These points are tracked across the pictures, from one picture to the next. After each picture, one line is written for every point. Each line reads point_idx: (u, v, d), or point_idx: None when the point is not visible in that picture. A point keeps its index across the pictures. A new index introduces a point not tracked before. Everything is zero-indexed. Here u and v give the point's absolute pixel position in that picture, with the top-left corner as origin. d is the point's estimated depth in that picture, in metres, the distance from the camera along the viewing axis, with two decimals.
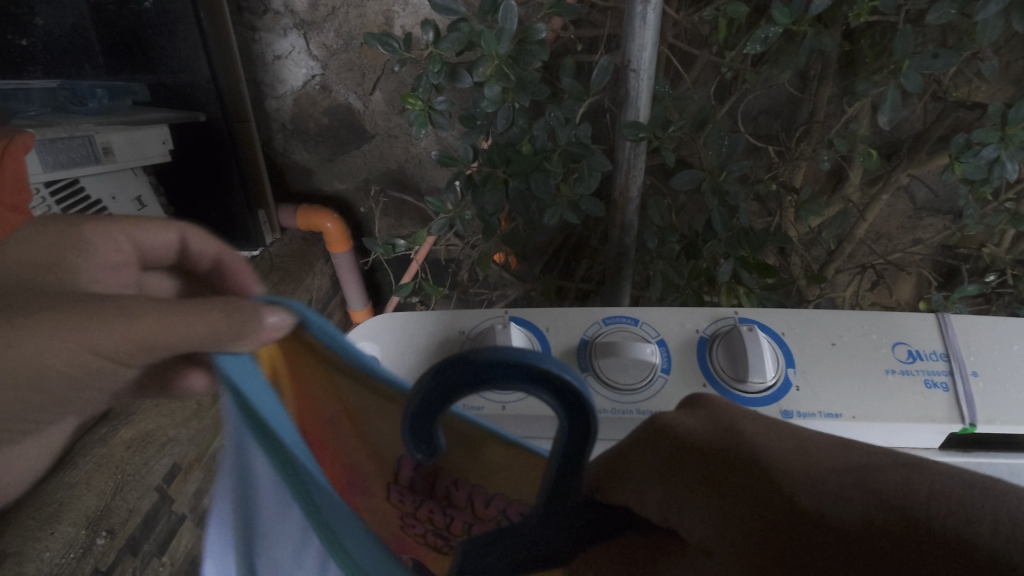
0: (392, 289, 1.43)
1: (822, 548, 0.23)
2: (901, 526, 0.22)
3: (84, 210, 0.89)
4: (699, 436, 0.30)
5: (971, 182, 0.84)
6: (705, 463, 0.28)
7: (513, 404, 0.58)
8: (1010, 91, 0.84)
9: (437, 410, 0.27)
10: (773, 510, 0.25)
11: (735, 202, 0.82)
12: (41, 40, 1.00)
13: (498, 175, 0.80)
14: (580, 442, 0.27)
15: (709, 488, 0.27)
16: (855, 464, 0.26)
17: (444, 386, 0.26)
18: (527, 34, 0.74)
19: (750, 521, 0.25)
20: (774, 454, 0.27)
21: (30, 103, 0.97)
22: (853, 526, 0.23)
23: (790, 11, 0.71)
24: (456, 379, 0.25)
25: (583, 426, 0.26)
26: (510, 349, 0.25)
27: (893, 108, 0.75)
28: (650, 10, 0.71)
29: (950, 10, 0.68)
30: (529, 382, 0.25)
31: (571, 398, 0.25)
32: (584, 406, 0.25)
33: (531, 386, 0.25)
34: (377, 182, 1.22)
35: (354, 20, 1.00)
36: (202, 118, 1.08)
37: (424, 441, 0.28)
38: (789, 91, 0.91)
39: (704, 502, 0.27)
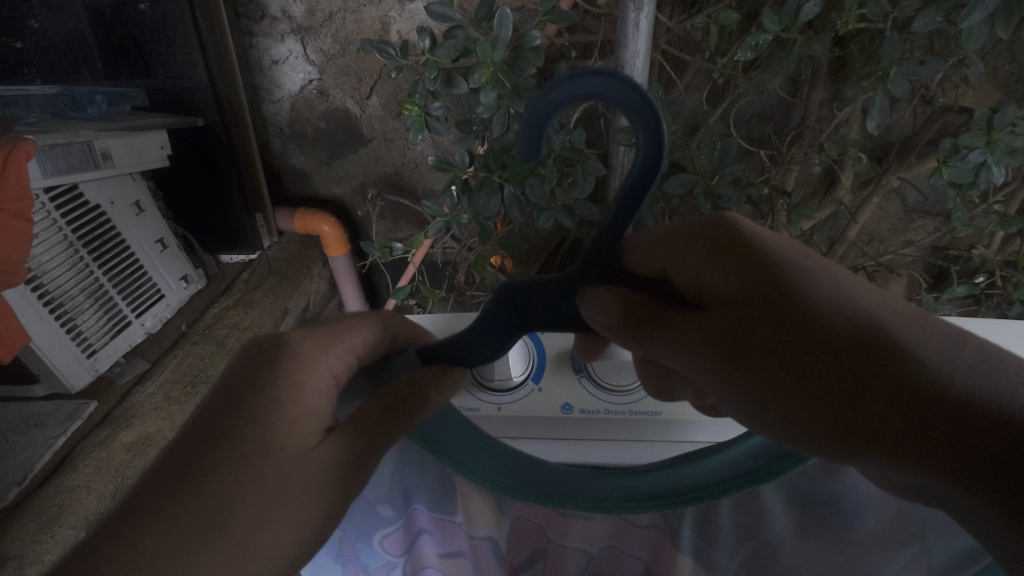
0: (389, 292, 1.44)
1: (802, 324, 0.39)
2: (868, 347, 0.37)
3: (84, 216, 0.90)
4: (760, 241, 0.45)
5: (958, 186, 0.85)
6: (748, 261, 0.44)
7: (508, 405, 0.59)
8: (997, 95, 0.86)
9: (545, 118, 0.40)
10: (782, 297, 0.41)
11: (728, 205, 0.83)
12: (39, 44, 1.02)
13: (494, 179, 0.81)
14: (654, 154, 0.39)
15: (750, 277, 0.43)
16: (896, 327, 0.37)
17: (558, 99, 0.39)
18: (522, 41, 0.75)
19: (757, 296, 0.42)
20: (814, 271, 0.42)
21: (29, 110, 0.97)
22: (859, 348, 0.37)
23: (779, 18, 0.73)
24: (563, 92, 0.39)
25: (653, 128, 0.38)
26: (609, 76, 0.38)
27: (882, 113, 0.76)
28: (642, 17, 0.72)
29: (936, 17, 0.70)
30: (626, 107, 0.39)
31: (647, 111, 0.38)
32: (652, 116, 0.38)
33: (631, 121, 0.39)
34: (374, 186, 1.23)
35: (351, 25, 1.01)
36: (200, 123, 1.09)
37: (529, 140, 0.41)
38: (780, 95, 0.93)
39: (734, 278, 0.44)
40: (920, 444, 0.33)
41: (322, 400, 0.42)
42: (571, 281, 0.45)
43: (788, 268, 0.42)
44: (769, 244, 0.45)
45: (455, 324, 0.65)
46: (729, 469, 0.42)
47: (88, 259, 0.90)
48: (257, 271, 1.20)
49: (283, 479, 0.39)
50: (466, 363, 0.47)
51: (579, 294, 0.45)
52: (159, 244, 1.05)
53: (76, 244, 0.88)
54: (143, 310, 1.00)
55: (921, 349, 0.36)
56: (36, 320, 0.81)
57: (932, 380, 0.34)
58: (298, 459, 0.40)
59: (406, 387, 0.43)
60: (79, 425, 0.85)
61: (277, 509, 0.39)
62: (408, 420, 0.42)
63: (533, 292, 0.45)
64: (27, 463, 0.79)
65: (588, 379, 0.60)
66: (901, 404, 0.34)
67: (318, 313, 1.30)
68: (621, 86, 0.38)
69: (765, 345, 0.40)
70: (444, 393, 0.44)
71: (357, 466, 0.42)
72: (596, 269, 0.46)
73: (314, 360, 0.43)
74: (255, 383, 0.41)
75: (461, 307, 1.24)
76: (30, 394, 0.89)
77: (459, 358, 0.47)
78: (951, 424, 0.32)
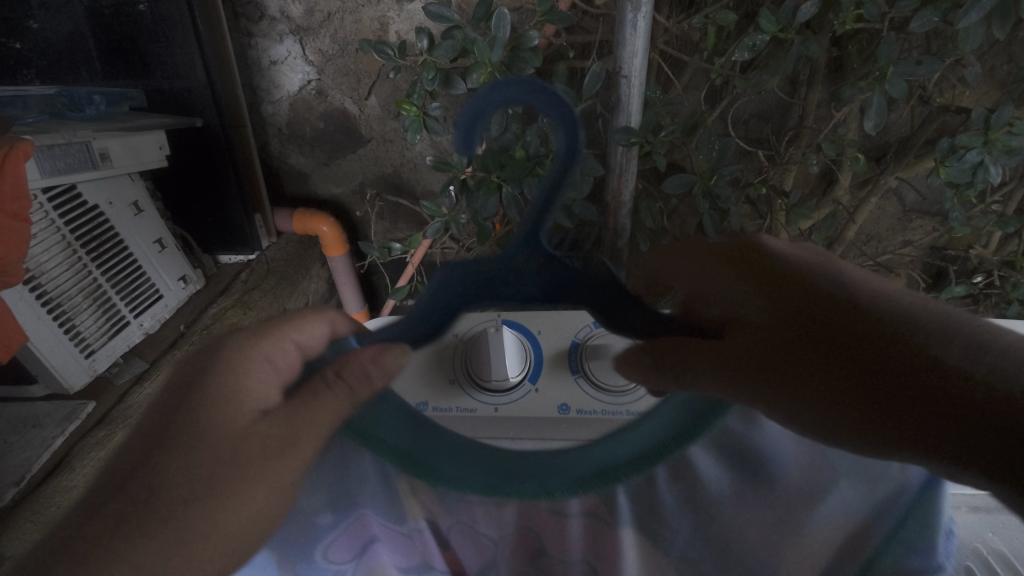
0: (388, 292, 1.44)
1: (831, 335, 0.39)
2: (901, 353, 0.36)
3: (81, 216, 0.90)
4: (779, 255, 0.44)
5: (955, 186, 0.85)
6: (769, 277, 0.43)
7: (505, 406, 0.59)
8: (995, 95, 0.86)
9: (475, 123, 0.38)
10: (809, 310, 0.40)
11: (727, 205, 0.83)
12: (36, 45, 0.96)
13: (492, 180, 0.82)
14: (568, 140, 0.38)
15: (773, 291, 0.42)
16: (927, 324, 0.36)
17: (477, 110, 0.38)
18: (520, 42, 0.75)
19: (785, 311, 0.41)
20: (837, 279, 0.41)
21: (27, 111, 0.98)
22: (892, 355, 0.36)
23: (776, 18, 0.73)
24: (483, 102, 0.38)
25: (562, 119, 0.38)
26: (507, 84, 0.38)
27: (879, 113, 0.76)
28: (640, 17, 0.72)
29: (933, 18, 0.70)
30: (535, 100, 0.38)
31: (558, 108, 0.37)
32: (562, 110, 0.37)
33: (543, 110, 0.38)
34: (372, 186, 1.23)
35: (350, 26, 1.01)
36: (198, 124, 1.09)
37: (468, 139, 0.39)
38: (778, 95, 0.93)
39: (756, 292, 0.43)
40: (967, 447, 0.33)
41: (261, 388, 0.41)
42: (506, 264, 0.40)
43: (808, 281, 0.42)
44: (786, 258, 0.44)
45: None
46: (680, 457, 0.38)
47: (86, 260, 0.90)
48: (256, 271, 1.20)
49: (219, 455, 0.37)
50: (412, 346, 0.41)
51: (513, 279, 0.40)
52: (158, 244, 1.05)
53: (74, 245, 0.88)
54: (141, 310, 1.00)
55: (952, 347, 0.35)
56: (34, 320, 0.81)
57: (974, 377, 0.33)
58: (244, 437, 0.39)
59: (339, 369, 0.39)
60: (77, 426, 0.85)
61: (214, 485, 0.37)
62: (353, 399, 0.37)
63: (472, 271, 0.40)
64: (25, 464, 0.79)
65: (585, 379, 0.60)
66: (942, 411, 0.34)
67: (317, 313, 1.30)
68: (525, 88, 0.38)
69: (797, 360, 0.39)
70: (392, 370, 0.39)
71: (284, 440, 0.37)
72: (530, 253, 0.40)
73: (273, 349, 0.43)
74: (198, 382, 0.42)
75: None
76: (28, 395, 0.89)
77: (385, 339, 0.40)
78: (999, 426, 0.32)
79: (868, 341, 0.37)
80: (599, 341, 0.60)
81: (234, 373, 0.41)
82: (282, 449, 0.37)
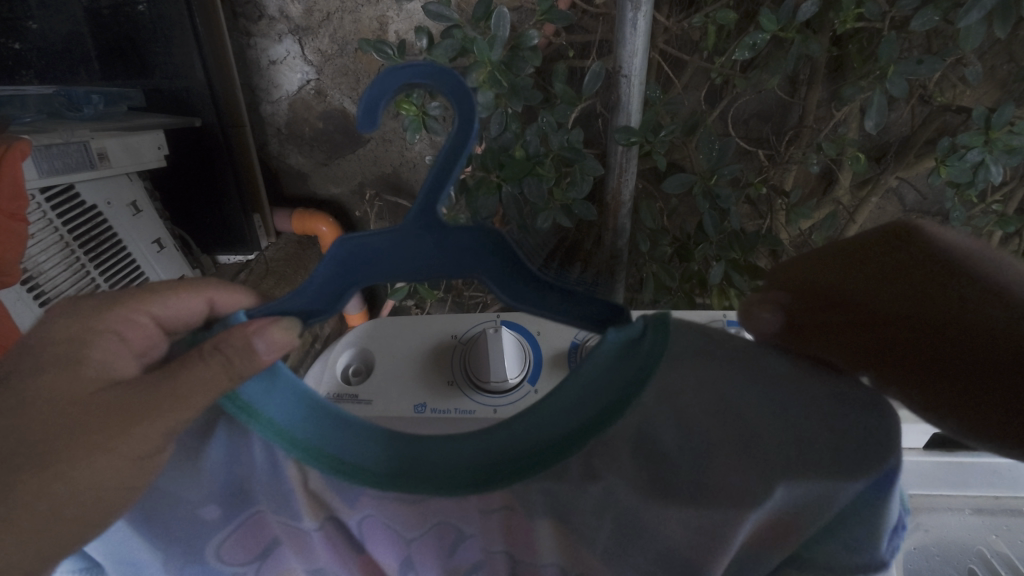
0: (387, 292, 1.44)
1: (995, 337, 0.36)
2: None
3: (78, 216, 0.89)
4: (941, 243, 0.40)
5: (956, 185, 0.85)
6: (924, 268, 0.39)
7: (505, 408, 0.58)
8: (995, 95, 0.85)
9: (377, 104, 0.35)
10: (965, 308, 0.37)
11: (727, 205, 0.83)
12: (35, 45, 0.97)
13: (492, 180, 0.81)
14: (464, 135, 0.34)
15: (931, 280, 0.38)
16: None
17: (381, 86, 0.34)
18: (520, 41, 0.75)
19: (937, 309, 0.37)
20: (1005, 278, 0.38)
21: (25, 110, 0.97)
22: None
23: (776, 17, 0.73)
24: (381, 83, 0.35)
25: (465, 109, 0.34)
26: (420, 63, 0.34)
27: (880, 113, 0.76)
28: (640, 16, 0.72)
29: (934, 16, 0.69)
30: (441, 81, 0.34)
31: (463, 101, 0.34)
32: (467, 104, 0.33)
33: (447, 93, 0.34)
34: (372, 186, 1.23)
35: (349, 25, 1.01)
36: (197, 123, 1.09)
37: (371, 111, 0.35)
38: (779, 95, 0.93)
39: (906, 283, 0.39)
40: None
41: (110, 358, 0.43)
42: (388, 240, 0.36)
43: (976, 276, 0.38)
44: (953, 250, 0.39)
45: (451, 325, 0.65)
46: (568, 435, 0.37)
47: (83, 260, 0.90)
48: (254, 272, 1.20)
49: (74, 412, 0.40)
50: (309, 317, 0.39)
51: (394, 257, 0.37)
52: (156, 244, 1.04)
53: (72, 244, 0.88)
54: None
55: None
56: (31, 321, 0.80)
57: None
58: (91, 395, 0.41)
59: (211, 347, 0.38)
60: None
61: (67, 442, 0.40)
62: (229, 372, 0.37)
63: (366, 246, 0.36)
64: None
65: None
66: None
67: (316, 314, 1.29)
68: (430, 68, 0.34)
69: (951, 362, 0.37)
70: (275, 347, 0.37)
71: (134, 403, 0.40)
72: (418, 230, 0.36)
73: (122, 317, 0.45)
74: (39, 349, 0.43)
75: (459, 308, 1.24)
76: None
77: (280, 310, 0.39)
78: None
79: (1012, 344, 0.35)
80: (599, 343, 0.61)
81: (73, 344, 0.43)
82: (135, 418, 0.39)
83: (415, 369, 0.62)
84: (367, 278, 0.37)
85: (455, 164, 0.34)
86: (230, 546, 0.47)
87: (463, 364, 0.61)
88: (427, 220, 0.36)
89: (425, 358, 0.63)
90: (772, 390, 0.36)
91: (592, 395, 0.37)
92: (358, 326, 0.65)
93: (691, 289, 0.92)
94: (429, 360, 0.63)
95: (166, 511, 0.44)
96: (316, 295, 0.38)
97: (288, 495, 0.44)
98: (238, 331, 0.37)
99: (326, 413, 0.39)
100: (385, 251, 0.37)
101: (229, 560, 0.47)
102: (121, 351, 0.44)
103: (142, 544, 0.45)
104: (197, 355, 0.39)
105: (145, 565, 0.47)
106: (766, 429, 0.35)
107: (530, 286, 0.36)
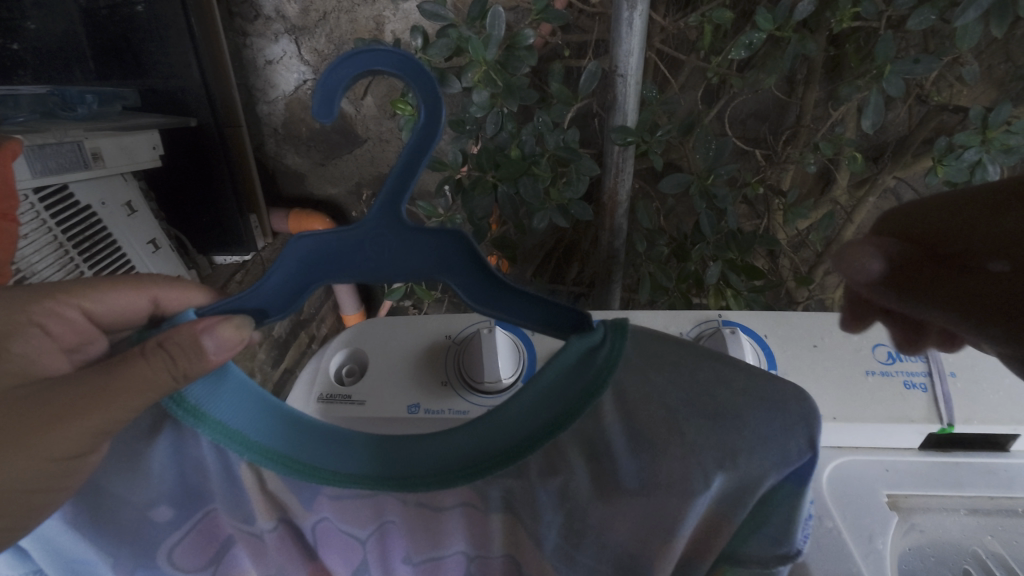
0: (385, 293, 1.43)
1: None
2: None
3: (72, 216, 0.89)
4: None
5: (954, 185, 0.84)
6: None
7: (499, 408, 0.58)
8: (993, 94, 0.85)
9: (337, 94, 0.35)
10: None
11: (723, 205, 0.83)
12: (33, 46, 0.99)
13: (487, 179, 0.80)
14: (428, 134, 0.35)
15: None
16: None
17: (347, 79, 0.35)
18: (515, 40, 0.75)
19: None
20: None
21: (17, 109, 0.94)
22: None
23: (773, 17, 0.72)
24: (345, 76, 0.35)
25: (431, 107, 0.34)
26: (387, 56, 0.34)
27: (876, 112, 0.75)
28: (636, 16, 0.72)
29: (930, 15, 0.69)
30: (407, 77, 0.34)
31: (428, 98, 0.34)
32: (431, 103, 0.34)
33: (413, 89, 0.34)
34: (369, 186, 1.22)
35: (345, 25, 1.01)
36: (193, 124, 1.08)
37: (328, 101, 0.35)
38: (776, 95, 0.92)
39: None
40: None
41: (32, 351, 0.44)
42: (348, 237, 0.37)
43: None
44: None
45: (446, 326, 0.64)
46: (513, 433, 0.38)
47: (77, 260, 0.89)
48: (251, 273, 1.21)
49: (14, 404, 0.40)
50: (262, 316, 0.39)
51: (354, 254, 0.37)
52: (151, 244, 1.04)
53: (65, 244, 0.87)
54: None
55: None
56: None
57: None
58: (33, 385, 0.42)
59: (160, 341, 0.37)
60: None
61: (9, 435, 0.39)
62: (172, 370, 0.36)
63: (325, 243, 0.37)
64: None
65: None
66: None
67: (312, 315, 1.29)
68: (396, 61, 0.34)
69: None
70: (227, 344, 0.37)
71: (73, 400, 0.39)
72: (379, 228, 0.37)
73: (49, 313, 0.47)
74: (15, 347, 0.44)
75: (455, 309, 1.24)
76: None
77: (234, 307, 0.39)
78: None
79: None
80: None
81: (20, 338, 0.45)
82: (77, 413, 0.38)
83: (410, 370, 0.62)
84: (326, 277, 0.38)
85: (417, 162, 0.35)
86: (182, 546, 0.47)
87: (457, 365, 0.61)
88: (390, 219, 0.37)
89: (420, 358, 0.63)
90: (701, 387, 0.37)
91: (539, 398, 0.38)
92: (352, 327, 0.65)
93: (687, 289, 0.92)
94: (425, 360, 0.63)
95: (116, 510, 0.44)
96: (273, 291, 0.39)
97: (240, 497, 0.45)
98: (189, 333, 0.37)
99: (277, 414, 0.40)
100: (345, 249, 0.37)
101: (178, 561, 0.47)
102: (49, 344, 0.45)
103: (89, 544, 0.45)
104: (137, 353, 0.37)
105: (93, 565, 0.46)
106: (702, 431, 0.36)
107: (487, 288, 0.37)
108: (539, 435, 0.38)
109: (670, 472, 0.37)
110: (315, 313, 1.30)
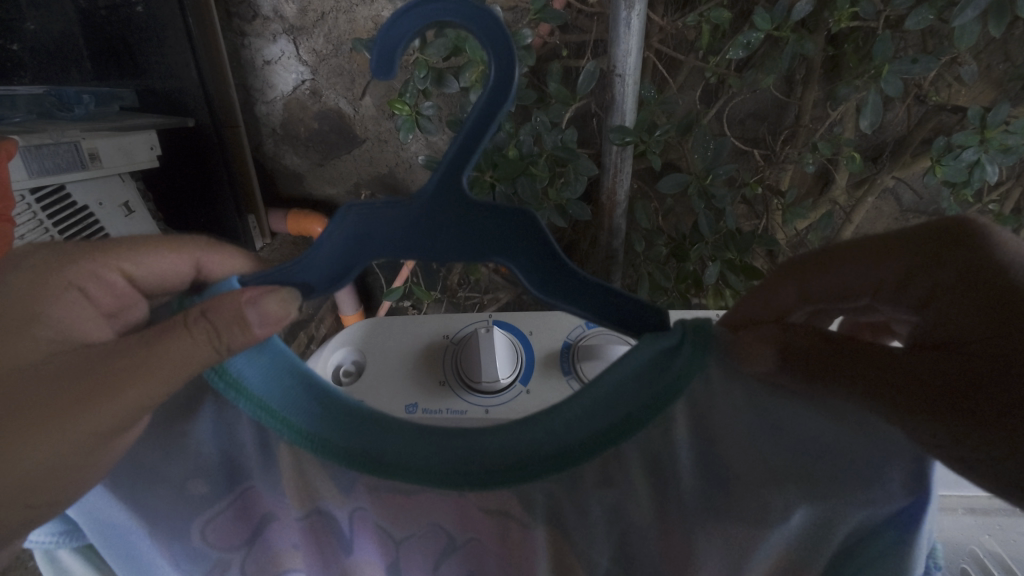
0: (383, 293, 1.43)
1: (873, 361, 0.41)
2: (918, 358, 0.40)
3: (69, 216, 0.89)
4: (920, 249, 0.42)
5: (952, 185, 0.84)
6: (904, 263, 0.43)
7: (497, 408, 0.58)
8: (992, 94, 0.85)
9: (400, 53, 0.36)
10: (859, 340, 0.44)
11: (722, 205, 0.83)
12: (30, 45, 0.95)
13: (485, 179, 0.80)
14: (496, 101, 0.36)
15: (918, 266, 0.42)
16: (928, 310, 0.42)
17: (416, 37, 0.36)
18: (513, 40, 0.74)
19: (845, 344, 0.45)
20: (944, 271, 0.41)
21: (15, 109, 0.94)
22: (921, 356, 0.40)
23: (771, 17, 0.72)
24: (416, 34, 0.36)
25: (502, 76, 0.35)
26: (464, 21, 0.35)
27: (874, 112, 0.75)
28: (634, 16, 0.71)
29: (928, 15, 0.69)
30: (481, 43, 0.35)
31: (502, 66, 0.35)
32: (502, 72, 0.35)
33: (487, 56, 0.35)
34: (367, 187, 1.22)
35: (343, 25, 1.01)
36: (190, 124, 1.08)
37: (387, 60, 0.36)
38: (775, 95, 0.92)
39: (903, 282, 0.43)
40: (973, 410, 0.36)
41: (69, 319, 0.44)
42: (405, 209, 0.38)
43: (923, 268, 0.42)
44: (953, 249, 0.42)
45: (445, 325, 0.64)
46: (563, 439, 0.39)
47: None
48: None
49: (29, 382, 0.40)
50: (308, 291, 0.40)
51: (406, 226, 0.38)
52: None
53: None
54: None
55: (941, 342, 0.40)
56: None
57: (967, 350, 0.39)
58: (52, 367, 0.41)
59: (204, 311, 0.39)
60: None
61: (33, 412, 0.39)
62: (215, 342, 0.38)
63: (377, 220, 0.38)
64: None
65: (578, 380, 0.60)
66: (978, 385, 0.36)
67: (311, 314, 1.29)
68: (473, 26, 0.35)
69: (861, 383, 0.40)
70: (269, 319, 0.39)
71: (104, 376, 0.39)
72: (436, 198, 0.38)
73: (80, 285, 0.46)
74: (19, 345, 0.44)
75: (454, 309, 1.24)
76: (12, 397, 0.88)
77: (280, 279, 0.41)
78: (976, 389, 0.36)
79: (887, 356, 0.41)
80: (592, 342, 0.61)
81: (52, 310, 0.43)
82: (106, 392, 0.39)
83: (409, 369, 0.62)
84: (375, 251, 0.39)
85: (483, 131, 0.36)
86: (216, 522, 0.48)
87: (455, 364, 0.61)
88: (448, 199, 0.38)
89: (419, 358, 0.63)
90: (766, 412, 0.39)
91: (604, 409, 0.39)
92: (350, 327, 0.65)
93: (686, 289, 0.92)
94: (423, 360, 0.63)
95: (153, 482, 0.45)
96: (320, 265, 0.40)
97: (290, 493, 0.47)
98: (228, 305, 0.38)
99: (327, 403, 0.41)
100: (399, 220, 0.38)
101: (211, 539, 0.48)
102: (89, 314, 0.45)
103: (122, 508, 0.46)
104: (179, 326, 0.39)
105: (120, 535, 0.47)
106: (784, 459, 0.39)
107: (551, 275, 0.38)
108: (599, 440, 0.39)
109: (757, 503, 0.40)
110: (313, 313, 1.30)
